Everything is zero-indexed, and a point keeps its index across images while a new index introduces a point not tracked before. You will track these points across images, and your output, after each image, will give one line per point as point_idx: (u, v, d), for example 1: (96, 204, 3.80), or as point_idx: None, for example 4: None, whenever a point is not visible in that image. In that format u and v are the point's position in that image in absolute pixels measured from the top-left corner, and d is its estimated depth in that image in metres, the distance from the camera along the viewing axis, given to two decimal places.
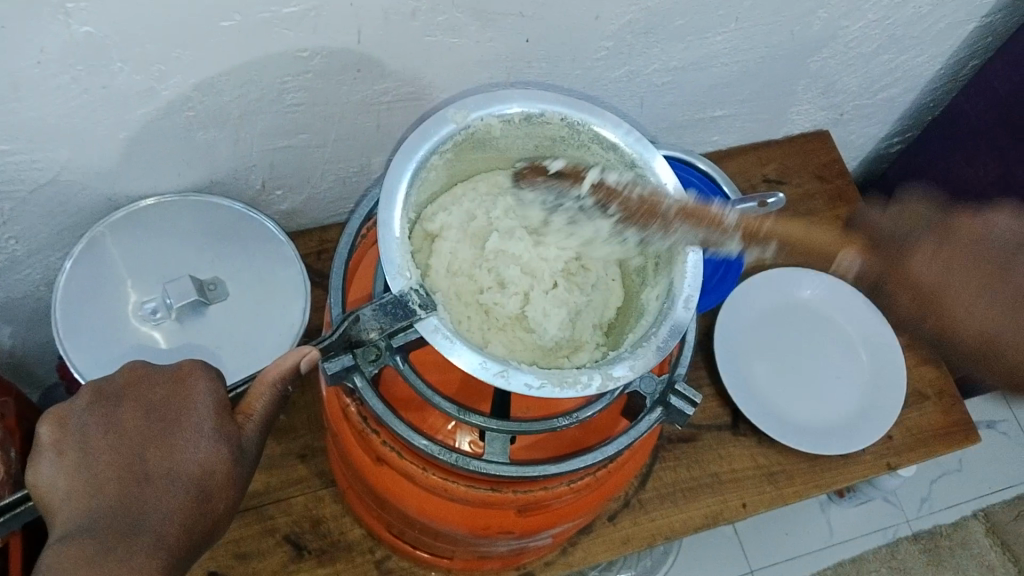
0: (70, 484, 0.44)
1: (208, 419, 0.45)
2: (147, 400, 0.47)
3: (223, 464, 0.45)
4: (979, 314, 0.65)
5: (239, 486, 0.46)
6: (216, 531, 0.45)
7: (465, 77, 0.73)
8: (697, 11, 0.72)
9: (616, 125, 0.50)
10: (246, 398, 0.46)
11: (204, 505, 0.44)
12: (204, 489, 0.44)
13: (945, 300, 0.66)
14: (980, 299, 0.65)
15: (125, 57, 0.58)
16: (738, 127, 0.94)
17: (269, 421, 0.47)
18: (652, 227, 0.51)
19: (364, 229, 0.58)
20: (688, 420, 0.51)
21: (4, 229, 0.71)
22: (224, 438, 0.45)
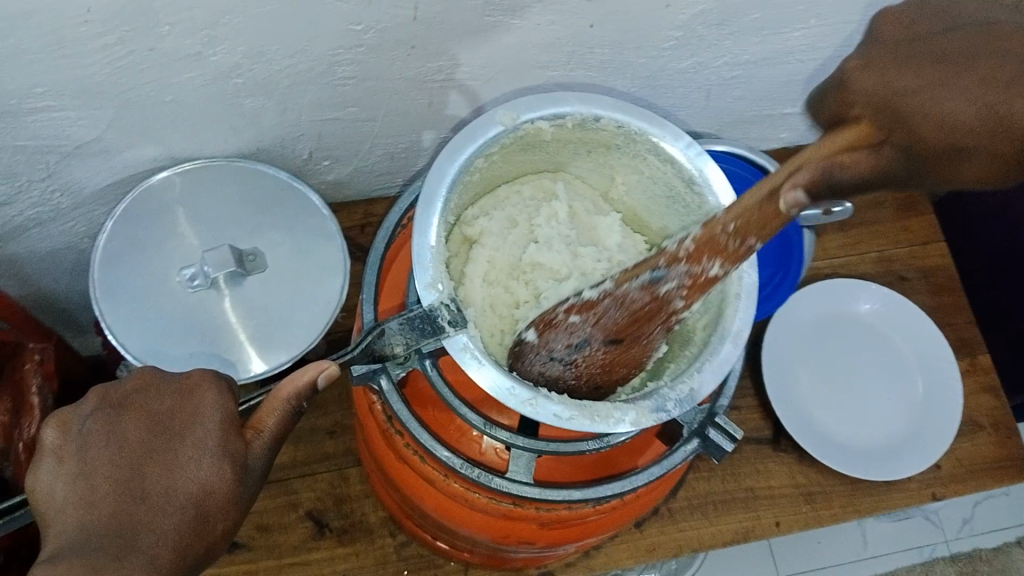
0: (67, 492, 0.42)
1: (213, 435, 0.44)
2: (152, 411, 0.45)
3: (225, 483, 0.43)
4: (936, 95, 0.38)
5: (240, 508, 0.44)
6: (211, 555, 0.43)
7: (524, 60, 0.69)
8: (775, 6, 0.67)
9: (677, 137, 0.46)
10: (257, 414, 0.45)
11: (202, 527, 0.42)
12: (204, 508, 0.42)
13: (904, 119, 0.40)
14: (952, 85, 0.38)
15: (172, 21, 0.56)
16: (809, 125, 0.89)
17: (280, 441, 0.46)
18: (655, 330, 0.49)
19: (405, 220, 0.56)
20: (726, 457, 0.48)
21: (49, 181, 0.71)
22: (229, 455, 0.44)
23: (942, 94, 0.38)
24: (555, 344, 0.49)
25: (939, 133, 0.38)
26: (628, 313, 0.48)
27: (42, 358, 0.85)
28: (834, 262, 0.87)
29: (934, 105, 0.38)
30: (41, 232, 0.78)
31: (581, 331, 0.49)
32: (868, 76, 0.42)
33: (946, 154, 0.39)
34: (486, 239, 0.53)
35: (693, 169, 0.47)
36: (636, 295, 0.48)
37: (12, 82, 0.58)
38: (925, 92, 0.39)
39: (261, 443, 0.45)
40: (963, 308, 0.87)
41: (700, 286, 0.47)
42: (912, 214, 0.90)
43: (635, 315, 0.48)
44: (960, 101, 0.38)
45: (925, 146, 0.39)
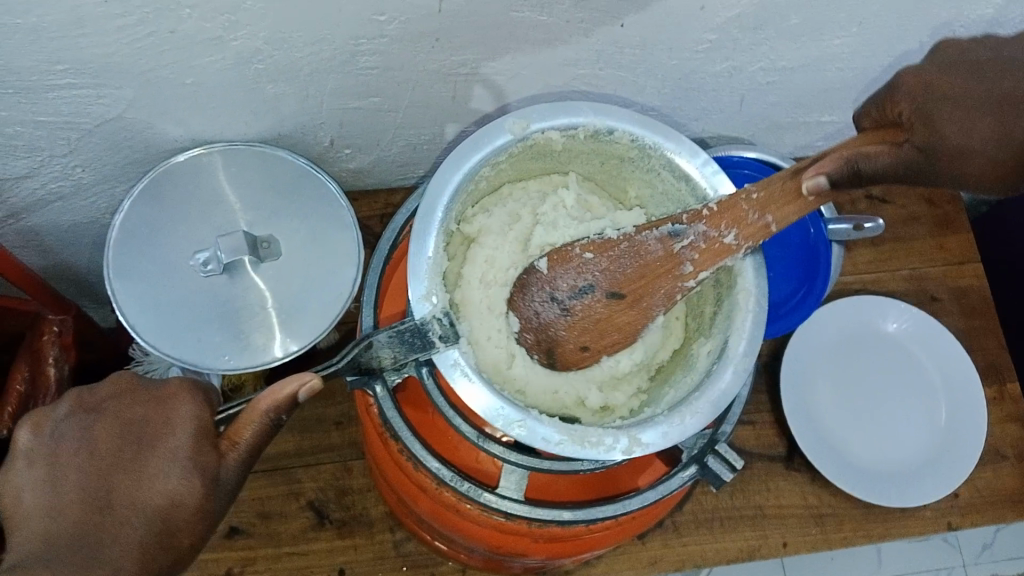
0: (40, 499, 0.45)
1: (185, 446, 0.46)
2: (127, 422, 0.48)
3: (193, 497, 0.45)
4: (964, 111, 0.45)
5: (209, 520, 0.46)
6: (177, 566, 0.46)
7: (551, 56, 0.67)
8: (815, 12, 0.64)
9: (694, 155, 0.45)
10: (234, 426, 0.46)
11: (166, 539, 0.45)
12: (170, 521, 0.45)
13: (935, 122, 0.45)
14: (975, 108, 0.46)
15: (193, 5, 0.55)
16: (846, 134, 0.86)
17: (259, 449, 0.47)
18: (660, 297, 0.48)
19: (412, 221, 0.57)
20: (724, 485, 0.47)
21: (71, 157, 0.71)
22: (199, 468, 0.46)
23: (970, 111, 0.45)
24: (561, 284, 0.49)
25: (957, 138, 0.44)
26: (638, 262, 0.48)
27: (59, 330, 0.85)
28: (863, 277, 0.85)
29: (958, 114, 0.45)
30: (63, 206, 0.78)
31: (590, 273, 0.48)
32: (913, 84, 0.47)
33: (958, 152, 0.45)
34: (485, 238, 0.52)
35: (709, 187, 0.46)
36: (652, 245, 0.47)
37: (33, 59, 0.58)
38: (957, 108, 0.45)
39: (235, 454, 0.46)
40: (994, 332, 0.84)
41: (717, 251, 0.45)
42: (948, 231, 0.86)
43: (641, 271, 0.48)
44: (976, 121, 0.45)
45: (944, 144, 0.44)
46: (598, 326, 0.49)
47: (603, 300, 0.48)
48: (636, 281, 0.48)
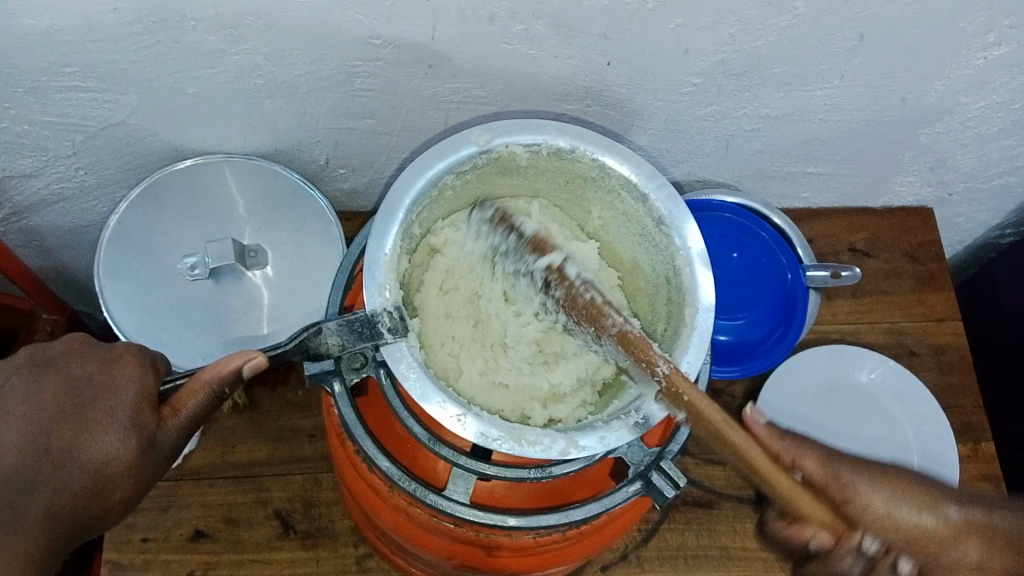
0: None
1: (125, 406, 0.49)
2: (76, 375, 0.50)
3: (127, 455, 0.48)
4: (926, 495, 0.57)
5: (142, 479, 0.49)
6: (103, 517, 0.48)
7: (542, 92, 0.70)
8: (799, 61, 0.67)
9: (651, 177, 0.48)
10: (177, 395, 0.49)
11: (97, 490, 0.47)
12: (103, 475, 0.47)
13: (884, 490, 0.56)
14: (933, 506, 0.57)
15: (197, 17, 0.58)
16: (834, 187, 0.87)
17: (198, 419, 0.50)
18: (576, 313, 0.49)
19: None
20: (668, 502, 0.48)
21: (74, 159, 0.73)
22: (138, 429, 0.48)
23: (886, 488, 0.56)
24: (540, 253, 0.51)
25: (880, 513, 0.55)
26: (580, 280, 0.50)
27: (52, 329, 0.90)
28: (842, 327, 0.86)
29: (887, 493, 0.56)
30: (65, 208, 0.80)
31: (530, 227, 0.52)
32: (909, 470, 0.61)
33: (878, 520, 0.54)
34: (449, 249, 0.53)
35: (666, 211, 0.48)
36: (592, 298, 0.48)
37: (42, 60, 0.61)
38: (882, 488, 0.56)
39: (172, 421, 0.49)
40: (972, 392, 0.85)
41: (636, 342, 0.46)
42: (930, 289, 0.88)
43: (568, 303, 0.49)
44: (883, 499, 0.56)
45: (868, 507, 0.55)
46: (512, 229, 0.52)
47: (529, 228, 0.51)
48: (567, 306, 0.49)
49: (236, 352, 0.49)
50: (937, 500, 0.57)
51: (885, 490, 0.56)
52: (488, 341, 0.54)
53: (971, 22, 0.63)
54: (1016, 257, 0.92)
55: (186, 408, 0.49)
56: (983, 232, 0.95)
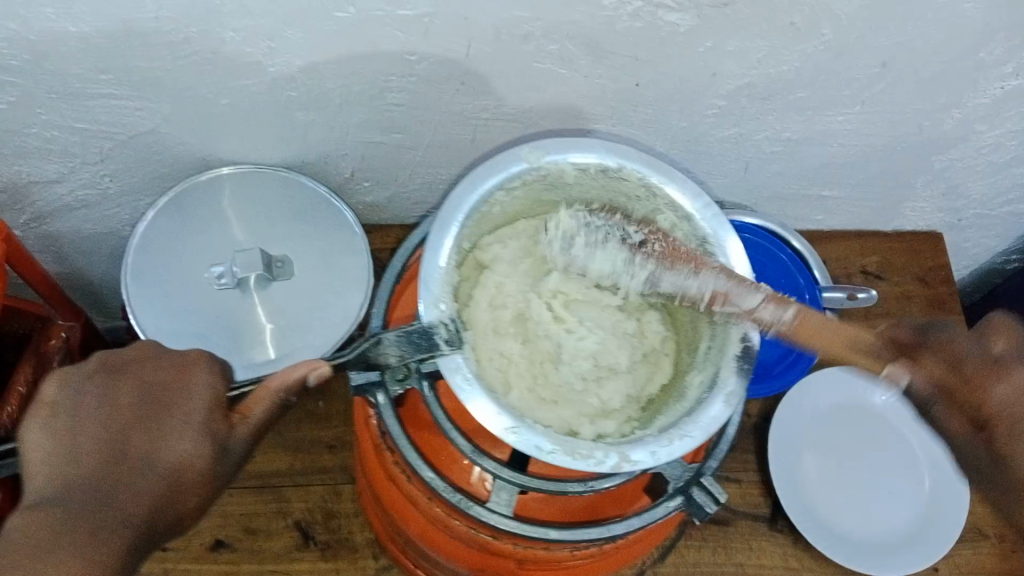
0: (57, 446, 0.46)
1: (200, 413, 0.47)
2: (148, 380, 0.49)
3: (202, 461, 0.47)
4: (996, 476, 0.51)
5: (215, 485, 0.48)
6: (179, 524, 0.47)
7: (570, 111, 0.71)
8: (822, 86, 0.68)
9: (697, 196, 0.50)
10: (246, 402, 0.48)
11: (173, 498, 0.46)
12: (178, 482, 0.46)
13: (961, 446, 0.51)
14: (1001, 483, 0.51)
15: (237, 28, 0.59)
16: (847, 211, 0.89)
17: (265, 427, 0.49)
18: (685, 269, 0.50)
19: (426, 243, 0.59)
20: (707, 518, 0.49)
21: (101, 166, 0.73)
22: (212, 436, 0.47)
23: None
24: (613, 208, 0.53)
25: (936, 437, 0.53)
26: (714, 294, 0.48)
27: (67, 335, 0.86)
28: None
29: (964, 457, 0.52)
30: (87, 214, 0.80)
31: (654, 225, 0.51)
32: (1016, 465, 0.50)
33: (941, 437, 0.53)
34: (497, 265, 0.56)
35: (710, 230, 0.50)
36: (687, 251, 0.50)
37: (79, 66, 0.61)
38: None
39: (244, 429, 0.48)
40: None
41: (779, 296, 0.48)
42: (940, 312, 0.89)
43: (668, 253, 0.50)
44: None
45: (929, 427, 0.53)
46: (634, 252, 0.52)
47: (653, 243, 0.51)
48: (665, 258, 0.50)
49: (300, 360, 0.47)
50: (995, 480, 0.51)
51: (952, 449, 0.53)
52: (537, 358, 0.54)
53: (991, 51, 0.65)
54: None
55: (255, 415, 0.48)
56: (990, 257, 0.97)
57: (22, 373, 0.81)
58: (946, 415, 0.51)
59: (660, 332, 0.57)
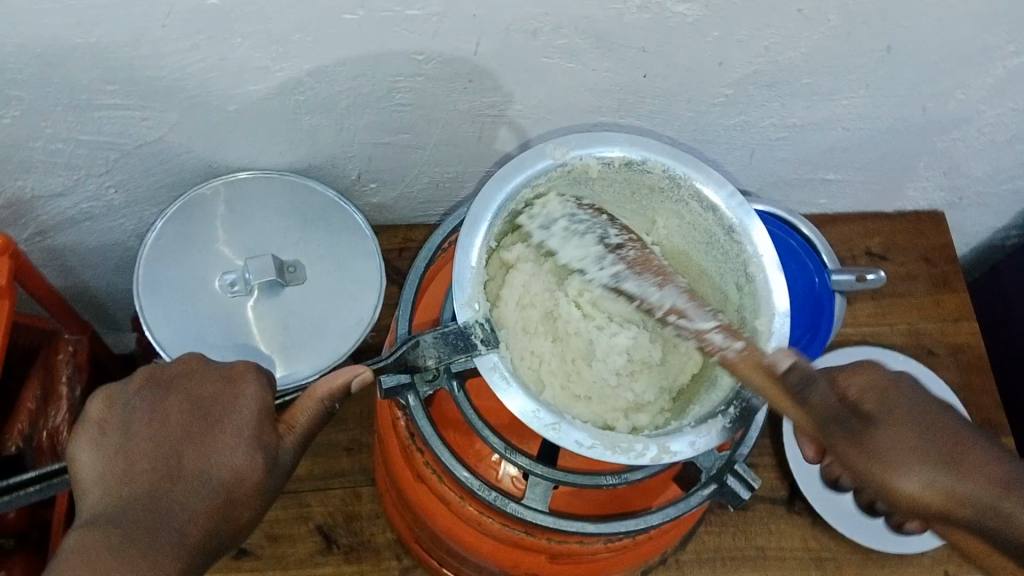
0: (107, 465, 0.45)
1: (249, 425, 0.47)
2: (195, 394, 0.48)
3: (254, 474, 0.46)
4: (928, 477, 0.47)
5: (267, 497, 0.47)
6: (233, 539, 0.46)
7: (576, 105, 0.71)
8: (828, 72, 0.68)
9: (720, 185, 0.50)
10: (290, 410, 0.48)
11: (227, 512, 0.45)
12: (232, 496, 0.45)
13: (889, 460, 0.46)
14: (941, 471, 0.47)
15: (245, 33, 0.58)
16: (850, 193, 0.90)
17: (311, 435, 0.49)
18: (651, 278, 0.53)
19: (447, 241, 0.59)
20: (742, 504, 0.50)
21: (106, 177, 0.73)
22: (261, 447, 0.47)
23: (914, 452, 0.47)
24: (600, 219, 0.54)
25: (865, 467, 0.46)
26: (671, 307, 0.52)
27: (75, 349, 0.83)
28: (863, 329, 0.88)
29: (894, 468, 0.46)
30: (93, 226, 0.80)
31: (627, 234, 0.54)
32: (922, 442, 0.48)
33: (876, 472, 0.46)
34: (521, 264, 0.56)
35: (734, 218, 0.51)
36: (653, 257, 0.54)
37: (86, 78, 0.61)
38: (916, 449, 0.47)
39: (291, 438, 0.47)
40: (991, 389, 0.87)
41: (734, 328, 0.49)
42: (945, 290, 0.90)
43: (640, 262, 0.54)
44: (888, 439, 0.47)
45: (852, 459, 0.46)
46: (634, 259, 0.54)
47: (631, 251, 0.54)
48: (635, 263, 0.54)
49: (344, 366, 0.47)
50: (931, 468, 0.47)
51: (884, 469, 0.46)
52: (567, 355, 0.57)
53: (995, 32, 0.65)
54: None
55: (300, 425, 0.48)
56: (991, 234, 0.98)
57: (34, 387, 0.80)
58: (825, 397, 0.45)
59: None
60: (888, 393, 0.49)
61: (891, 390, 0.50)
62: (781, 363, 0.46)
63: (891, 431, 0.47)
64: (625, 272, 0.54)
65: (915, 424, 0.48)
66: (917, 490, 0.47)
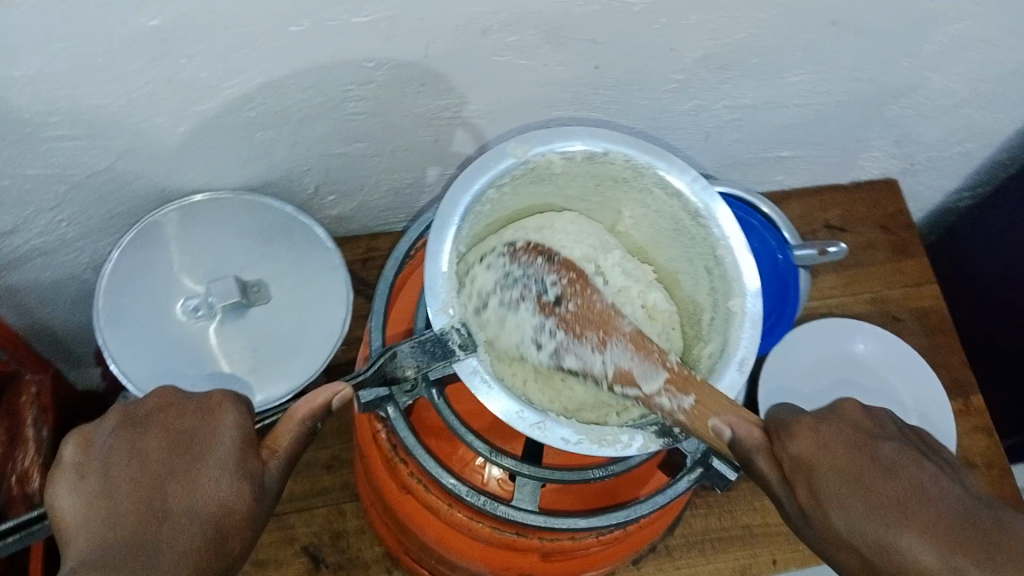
0: (87, 510, 0.43)
1: (234, 454, 0.45)
2: (174, 429, 0.46)
3: (244, 503, 0.43)
4: (892, 541, 0.38)
5: (258, 528, 0.45)
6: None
7: (531, 101, 0.70)
8: (775, 50, 0.69)
9: (683, 171, 0.50)
10: (273, 433, 0.46)
11: (218, 545, 0.42)
12: (222, 529, 0.43)
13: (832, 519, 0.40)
14: (893, 525, 0.38)
15: (190, 53, 0.57)
16: (805, 169, 0.91)
17: (296, 458, 0.47)
18: (592, 338, 0.53)
19: (416, 246, 0.59)
20: (730, 486, 0.49)
21: (56, 211, 0.71)
22: (248, 475, 0.44)
23: (855, 505, 0.40)
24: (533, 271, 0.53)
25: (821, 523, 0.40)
26: (617, 369, 0.51)
27: (38, 390, 0.81)
28: (828, 301, 0.89)
29: (847, 524, 0.40)
30: (46, 262, 0.78)
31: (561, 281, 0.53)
32: (860, 487, 0.40)
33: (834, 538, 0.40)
34: None
35: (699, 203, 0.51)
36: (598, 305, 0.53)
37: (29, 111, 0.59)
38: (857, 493, 0.40)
39: (277, 463, 0.45)
40: (957, 350, 0.88)
41: (684, 379, 0.48)
42: (904, 256, 0.92)
43: (580, 318, 0.53)
44: (846, 514, 0.40)
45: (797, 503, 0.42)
46: (576, 313, 0.53)
47: (567, 309, 0.53)
48: (575, 321, 0.53)
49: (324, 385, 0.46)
50: (897, 517, 0.38)
51: (840, 519, 0.40)
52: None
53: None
54: (978, 217, 0.97)
55: (283, 448, 0.46)
56: (943, 197, 1.00)
57: None
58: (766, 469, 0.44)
59: (668, 310, 0.59)
60: (834, 445, 0.42)
61: (835, 432, 0.43)
62: (723, 436, 0.45)
63: (844, 484, 0.40)
64: (566, 339, 0.53)
65: (858, 468, 0.41)
66: (923, 569, 0.36)
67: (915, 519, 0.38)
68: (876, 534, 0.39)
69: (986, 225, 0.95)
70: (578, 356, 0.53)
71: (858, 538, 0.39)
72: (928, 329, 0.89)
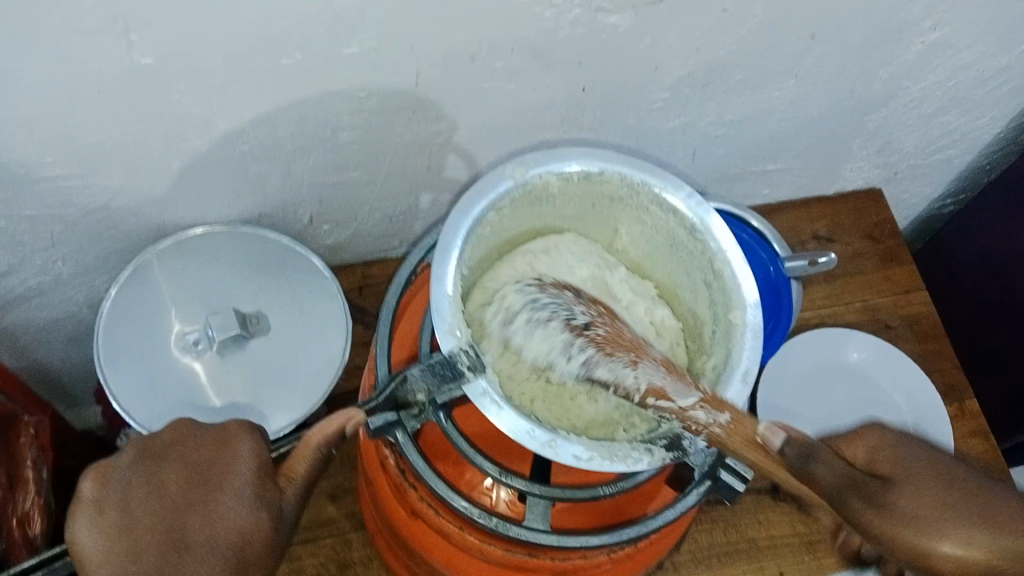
0: (111, 544, 0.44)
1: (250, 484, 0.46)
2: (192, 462, 0.47)
3: (262, 530, 0.45)
4: (956, 527, 0.42)
5: (277, 554, 0.46)
6: None
7: (520, 124, 0.71)
8: (757, 65, 0.70)
9: (679, 189, 0.52)
10: (289, 461, 0.47)
11: (239, 573, 0.44)
12: (242, 556, 0.44)
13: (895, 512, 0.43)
14: (956, 512, 0.43)
15: (183, 89, 0.58)
16: (790, 181, 0.92)
17: (312, 484, 0.48)
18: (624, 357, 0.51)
19: (422, 265, 0.59)
20: (736, 497, 0.50)
21: (52, 251, 0.71)
22: (265, 503, 0.46)
23: (918, 497, 0.43)
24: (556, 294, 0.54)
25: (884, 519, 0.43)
26: (651, 386, 0.50)
27: (36, 430, 0.81)
28: (821, 312, 0.90)
29: (915, 512, 0.43)
30: (41, 302, 0.78)
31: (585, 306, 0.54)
32: (915, 484, 0.44)
33: (902, 526, 0.42)
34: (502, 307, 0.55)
35: (695, 218, 0.52)
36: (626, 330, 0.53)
37: (24, 151, 0.60)
38: (916, 489, 0.44)
39: (294, 490, 0.46)
40: (949, 354, 0.89)
41: (718, 400, 0.48)
42: (893, 264, 0.93)
43: (609, 341, 0.52)
44: (910, 504, 0.43)
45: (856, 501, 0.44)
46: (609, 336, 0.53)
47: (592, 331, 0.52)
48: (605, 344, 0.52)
49: (336, 412, 0.47)
50: (961, 507, 0.43)
51: (908, 507, 0.43)
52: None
53: (910, 10, 0.68)
54: (962, 222, 0.98)
55: (299, 475, 0.47)
56: (927, 204, 1.01)
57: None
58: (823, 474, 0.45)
59: (674, 327, 0.59)
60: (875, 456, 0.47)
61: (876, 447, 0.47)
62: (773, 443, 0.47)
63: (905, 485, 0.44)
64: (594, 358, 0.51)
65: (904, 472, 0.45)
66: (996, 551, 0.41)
67: (974, 510, 0.43)
68: (941, 523, 0.42)
69: (970, 229, 0.96)
70: (610, 369, 0.51)
71: (924, 528, 0.42)
72: (920, 335, 0.90)
